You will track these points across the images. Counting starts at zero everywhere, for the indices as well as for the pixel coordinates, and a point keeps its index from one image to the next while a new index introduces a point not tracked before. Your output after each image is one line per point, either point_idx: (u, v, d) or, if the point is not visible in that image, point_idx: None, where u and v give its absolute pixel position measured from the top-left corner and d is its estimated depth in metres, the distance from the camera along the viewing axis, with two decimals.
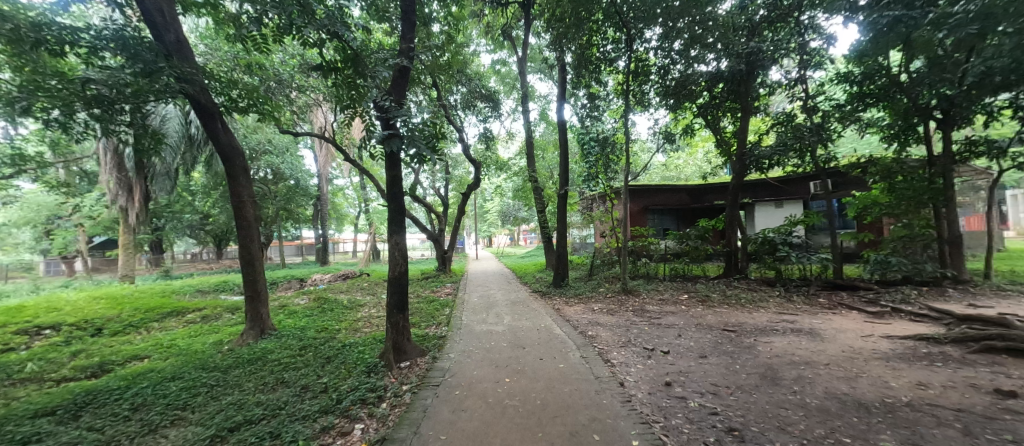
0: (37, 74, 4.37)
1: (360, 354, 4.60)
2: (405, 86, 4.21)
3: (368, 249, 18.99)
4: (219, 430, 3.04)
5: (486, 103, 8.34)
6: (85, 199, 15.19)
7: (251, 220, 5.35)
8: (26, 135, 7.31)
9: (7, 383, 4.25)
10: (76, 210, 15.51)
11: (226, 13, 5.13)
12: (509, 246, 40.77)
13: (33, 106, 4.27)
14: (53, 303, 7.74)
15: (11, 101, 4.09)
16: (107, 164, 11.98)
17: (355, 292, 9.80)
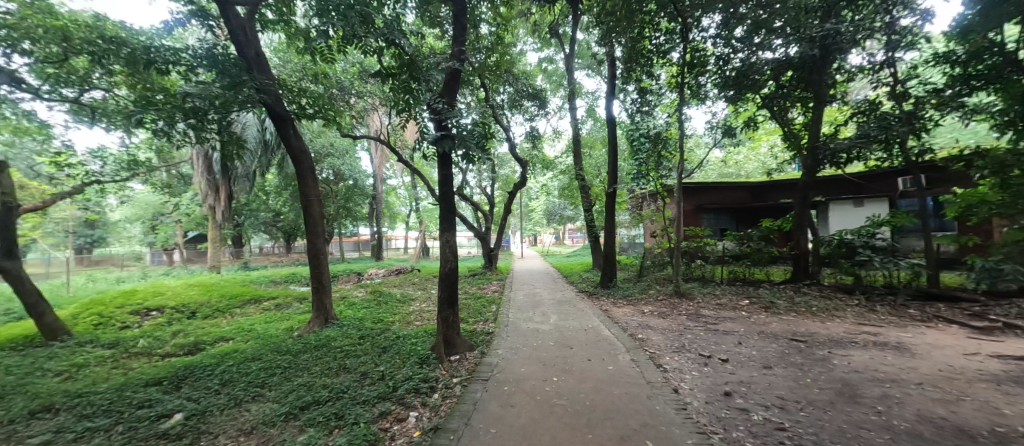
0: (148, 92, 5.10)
1: (413, 346, 4.83)
2: (456, 88, 4.31)
3: (418, 246, 19.87)
4: (291, 408, 3.34)
5: (533, 102, 8.33)
6: (182, 198, 17.44)
7: (318, 218, 5.79)
8: (138, 143, 8.52)
9: (125, 356, 5.00)
10: (175, 208, 17.85)
11: (297, 28, 5.59)
12: (554, 245, 40.51)
13: (144, 118, 4.95)
14: (159, 289, 8.98)
15: (128, 115, 4.77)
16: (199, 167, 13.58)
17: (408, 287, 10.30)
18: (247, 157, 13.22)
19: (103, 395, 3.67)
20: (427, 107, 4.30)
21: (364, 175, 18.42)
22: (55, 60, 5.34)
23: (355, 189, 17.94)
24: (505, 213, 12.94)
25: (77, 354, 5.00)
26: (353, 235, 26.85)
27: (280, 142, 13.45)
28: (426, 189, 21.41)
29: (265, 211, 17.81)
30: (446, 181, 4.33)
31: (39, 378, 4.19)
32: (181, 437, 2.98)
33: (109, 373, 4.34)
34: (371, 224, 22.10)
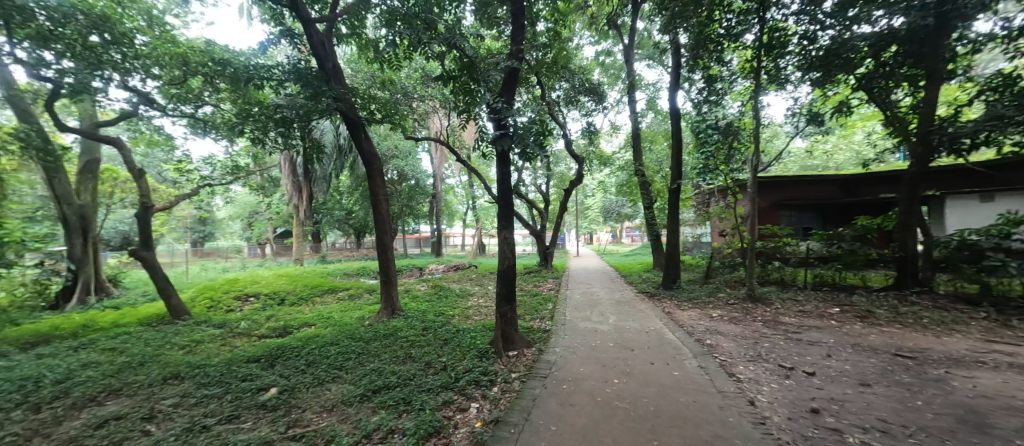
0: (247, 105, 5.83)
1: (473, 339, 4.98)
2: (515, 87, 4.37)
3: (475, 244, 20.46)
4: (365, 391, 3.63)
5: (590, 98, 8.16)
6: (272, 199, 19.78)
7: (386, 216, 6.20)
8: (239, 151, 9.79)
9: (231, 335, 5.79)
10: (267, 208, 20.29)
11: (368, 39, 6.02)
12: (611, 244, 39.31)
13: (245, 129, 5.67)
14: (256, 278, 10.29)
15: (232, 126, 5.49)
16: (286, 171, 15.52)
17: (466, 282, 10.67)
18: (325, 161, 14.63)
19: (215, 368, 4.29)
20: (488, 106, 4.39)
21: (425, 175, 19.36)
22: (179, 82, 6.34)
23: (417, 188, 18.96)
24: (560, 211, 12.85)
25: (196, 331, 5.90)
26: (415, 232, 28.40)
27: (352, 145, 14.65)
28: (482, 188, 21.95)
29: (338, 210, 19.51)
30: (507, 180, 4.43)
31: (169, 350, 5.01)
32: (276, 409, 3.37)
33: (220, 349, 5.06)
34: (431, 221, 23.20)
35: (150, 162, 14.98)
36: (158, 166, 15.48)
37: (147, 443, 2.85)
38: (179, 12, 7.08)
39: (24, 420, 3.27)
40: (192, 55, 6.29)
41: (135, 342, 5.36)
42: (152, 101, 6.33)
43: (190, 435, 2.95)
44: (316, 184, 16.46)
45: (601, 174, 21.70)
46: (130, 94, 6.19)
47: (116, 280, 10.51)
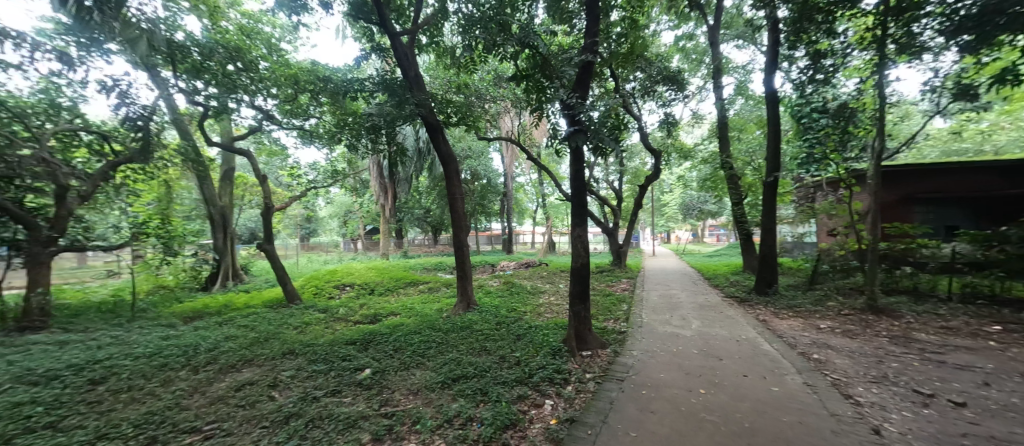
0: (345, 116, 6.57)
1: (545, 336, 5.00)
2: (589, 81, 4.28)
3: (545, 241, 20.51)
4: (445, 378, 3.85)
5: (669, 87, 7.66)
6: (363, 199, 22.07)
7: (462, 213, 6.50)
8: (338, 157, 11.07)
9: (332, 319, 6.59)
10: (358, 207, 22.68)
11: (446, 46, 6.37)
12: (690, 243, 36.43)
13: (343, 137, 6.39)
14: (351, 270, 11.55)
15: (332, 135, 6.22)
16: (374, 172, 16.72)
17: (537, 280, 10.76)
18: (408, 163, 15.86)
19: (322, 347, 4.91)
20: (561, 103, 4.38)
21: (495, 174, 19.82)
22: (293, 99, 7.36)
23: (489, 187, 19.59)
24: (634, 208, 12.30)
25: (306, 315, 6.83)
26: (486, 229, 29.43)
27: (430, 148, 15.61)
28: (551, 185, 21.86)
29: (418, 209, 21.05)
30: (580, 175, 4.36)
31: (286, 329, 5.86)
32: (370, 388, 3.75)
33: (324, 331, 5.79)
34: (501, 219, 23.69)
35: (269, 169, 17.69)
36: (274, 173, 18.20)
37: (273, 406, 3.37)
38: (291, 38, 8.19)
39: (188, 378, 4.09)
40: (302, 75, 7.26)
41: (261, 321, 6.38)
42: (272, 117, 7.44)
43: (304, 403, 3.42)
44: (398, 185, 17.93)
45: (680, 167, 20.19)
46: (256, 112, 7.34)
47: (246, 269, 12.62)
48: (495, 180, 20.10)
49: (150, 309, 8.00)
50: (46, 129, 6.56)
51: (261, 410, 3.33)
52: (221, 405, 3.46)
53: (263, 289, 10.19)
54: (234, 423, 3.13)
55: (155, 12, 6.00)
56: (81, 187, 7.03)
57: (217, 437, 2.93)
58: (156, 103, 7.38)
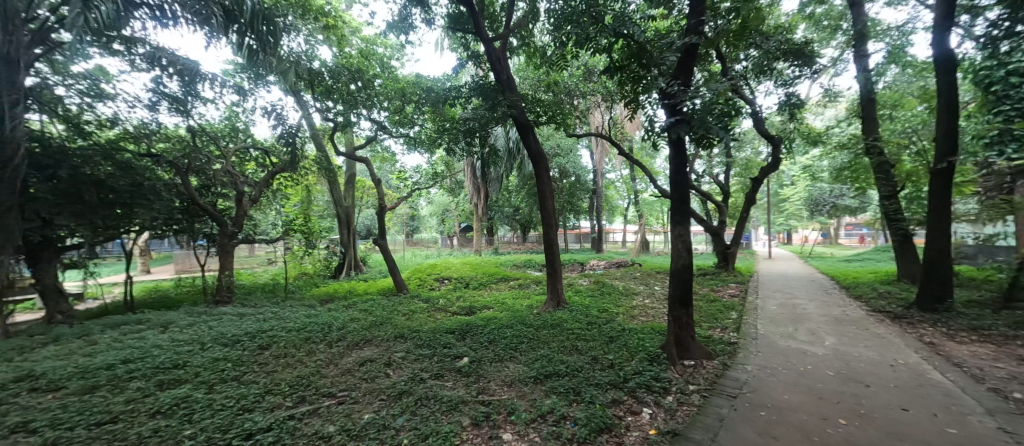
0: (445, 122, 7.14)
1: (641, 341, 4.75)
2: (693, 67, 3.96)
3: (637, 240, 19.47)
4: (538, 374, 3.91)
5: (794, 63, 6.59)
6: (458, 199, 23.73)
7: (552, 212, 6.55)
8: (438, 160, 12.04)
9: (434, 309, 7.22)
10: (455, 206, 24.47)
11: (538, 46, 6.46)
12: (819, 245, 30.61)
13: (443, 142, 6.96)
14: (448, 264, 12.47)
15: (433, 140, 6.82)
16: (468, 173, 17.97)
17: (630, 281, 10.27)
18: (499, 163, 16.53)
19: (426, 334, 5.42)
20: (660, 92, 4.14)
21: (585, 171, 19.64)
22: (401, 110, 8.25)
23: (577, 184, 19.31)
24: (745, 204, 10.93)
25: (412, 303, 7.62)
26: (574, 227, 29.12)
27: (520, 147, 16.02)
28: (644, 181, 20.59)
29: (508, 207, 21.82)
30: (682, 169, 4.03)
31: (397, 315, 6.62)
32: (468, 375, 4.00)
33: (428, 319, 6.39)
34: (590, 217, 23.27)
35: (383, 173, 20.14)
36: (385, 177, 20.68)
37: (388, 382, 3.83)
38: (399, 56, 9.14)
39: (325, 351, 4.89)
40: (408, 88, 8.08)
41: (377, 307, 7.31)
42: (385, 127, 8.42)
43: (413, 382, 3.81)
44: (489, 185, 18.79)
45: (806, 155, 17.15)
46: (373, 124, 8.39)
47: (365, 261, 14.58)
48: (584, 178, 19.76)
49: (296, 291, 9.80)
50: (230, 148, 8.46)
51: (379, 384, 3.80)
52: (349, 376, 4.06)
53: (378, 279, 11.67)
54: (359, 393, 3.63)
55: (299, 46, 7.26)
56: (251, 193, 8.90)
57: (347, 403, 3.44)
58: (300, 122, 8.96)
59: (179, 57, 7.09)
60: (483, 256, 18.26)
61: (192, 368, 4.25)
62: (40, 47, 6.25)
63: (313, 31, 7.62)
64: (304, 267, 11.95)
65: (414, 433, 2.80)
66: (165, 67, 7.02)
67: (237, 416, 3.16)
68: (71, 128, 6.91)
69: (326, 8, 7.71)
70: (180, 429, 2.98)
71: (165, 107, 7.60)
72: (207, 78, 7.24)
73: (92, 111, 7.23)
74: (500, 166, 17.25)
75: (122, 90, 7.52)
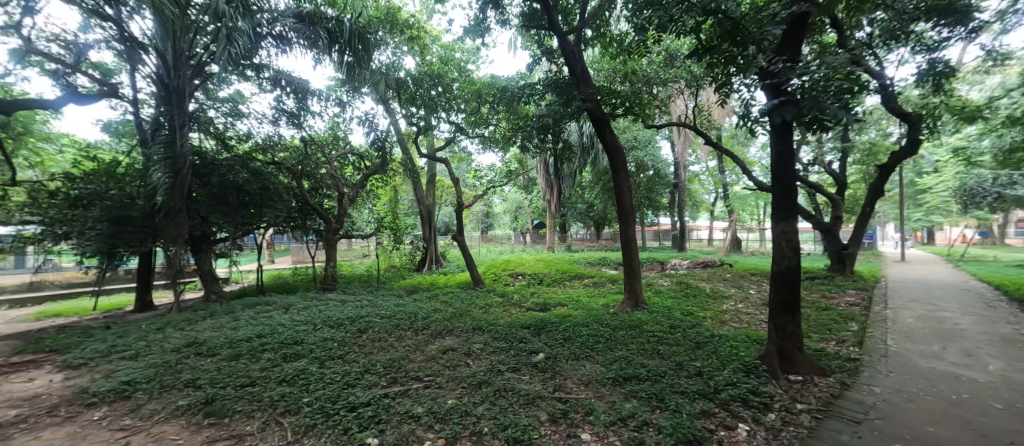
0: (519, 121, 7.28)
1: (734, 350, 4.32)
2: (802, 39, 3.48)
3: (726, 238, 17.72)
4: (617, 376, 3.77)
5: (945, 21, 5.35)
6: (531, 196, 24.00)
7: (629, 207, 6.38)
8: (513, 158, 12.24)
9: (510, 303, 7.44)
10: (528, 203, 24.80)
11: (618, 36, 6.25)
12: (975, 246, 24.52)
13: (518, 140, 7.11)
14: (522, 261, 12.66)
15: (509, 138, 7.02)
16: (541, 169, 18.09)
17: (719, 283, 9.39)
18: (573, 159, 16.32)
19: (502, 328, 5.58)
20: (760, 71, 3.69)
21: (664, 164, 18.44)
22: (478, 111, 8.59)
23: (656, 179, 18.22)
24: (877, 197, 9.31)
25: (488, 297, 7.95)
26: (652, 224, 27.50)
27: (593, 141, 15.62)
28: (734, 173, 18.58)
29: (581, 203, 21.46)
30: (788, 157, 3.54)
31: (475, 308, 6.94)
32: (544, 371, 4.02)
33: (503, 313, 6.59)
34: (670, 213, 21.72)
35: (460, 173, 21.20)
36: (462, 176, 21.77)
37: (469, 371, 4.02)
38: (476, 59, 9.49)
39: (412, 338, 5.32)
40: (484, 89, 8.39)
41: (457, 299, 7.75)
42: (462, 128, 8.83)
43: (491, 373, 3.95)
44: (562, 182, 18.61)
45: (957, 135, 13.80)
46: (451, 126, 8.86)
47: (445, 256, 15.50)
48: (663, 171, 18.57)
49: (387, 282, 10.84)
50: (333, 154, 9.60)
51: (460, 373, 4.01)
52: (433, 363, 4.35)
53: (456, 273, 12.36)
54: (442, 379, 3.87)
55: (387, 58, 7.93)
56: (349, 193, 10.04)
57: (432, 388, 3.70)
58: (388, 128, 9.84)
59: (294, 77, 8.26)
60: (556, 253, 18.17)
61: (308, 345, 4.95)
62: (199, 78, 7.77)
63: (399, 43, 8.27)
64: (393, 261, 13.18)
65: (494, 423, 2.90)
66: (283, 87, 8.23)
67: (342, 390, 3.59)
68: (219, 143, 8.51)
69: (411, 21, 8.30)
70: (300, 397, 3.49)
71: (284, 121, 8.93)
72: (315, 94, 8.32)
73: (233, 128, 8.80)
74: (573, 162, 16.97)
75: (253, 109, 9.03)
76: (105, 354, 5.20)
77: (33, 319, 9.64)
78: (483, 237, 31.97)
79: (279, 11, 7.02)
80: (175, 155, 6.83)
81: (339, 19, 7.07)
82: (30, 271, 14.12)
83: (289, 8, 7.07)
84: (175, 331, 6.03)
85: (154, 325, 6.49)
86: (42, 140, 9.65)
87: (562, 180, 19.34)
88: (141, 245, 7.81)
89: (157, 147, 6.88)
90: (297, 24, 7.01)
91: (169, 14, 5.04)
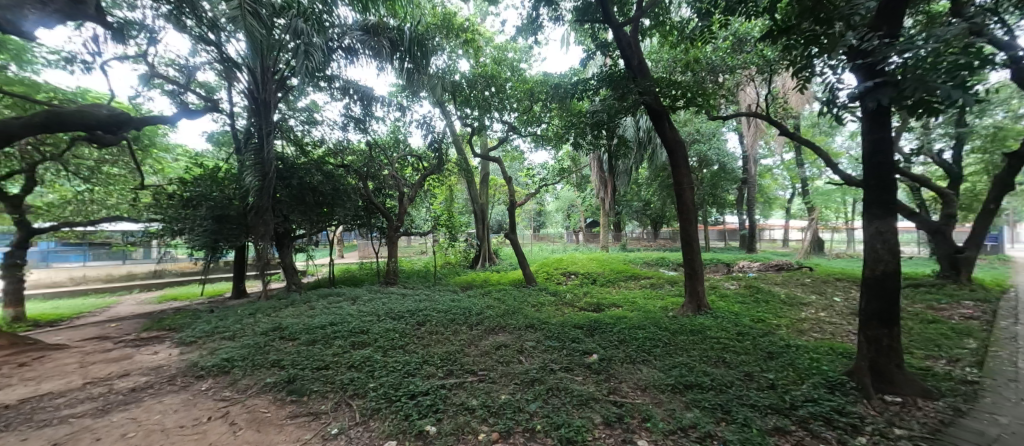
0: (572, 118, 7.23)
1: (814, 364, 3.89)
2: (902, 11, 3.04)
3: (805, 239, 15.97)
4: (676, 383, 3.58)
5: None
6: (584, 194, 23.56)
7: (690, 205, 6.14)
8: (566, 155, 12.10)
9: (563, 302, 7.41)
10: (581, 201, 24.39)
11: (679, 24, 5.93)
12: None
13: (572, 138, 7.07)
14: (574, 259, 12.48)
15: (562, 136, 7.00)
16: (594, 166, 17.70)
17: (795, 288, 8.51)
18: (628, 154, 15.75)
19: (555, 327, 5.56)
20: (849, 50, 3.25)
21: (730, 158, 17.09)
22: (530, 109, 8.64)
23: (721, 174, 16.94)
24: (1004, 191, 7.81)
25: (540, 295, 7.98)
26: (716, 223, 25.60)
27: (651, 136, 14.95)
28: (815, 166, 16.67)
29: (636, 201, 20.64)
30: (886, 147, 3.09)
31: (527, 306, 7.01)
32: (598, 373, 3.94)
33: (556, 312, 6.59)
34: (737, 211, 20.09)
35: (513, 172, 21.40)
36: (514, 174, 21.97)
37: (522, 368, 4.07)
38: (528, 57, 9.53)
39: (467, 333, 5.51)
40: (536, 87, 8.42)
41: (509, 296, 7.88)
42: (514, 127, 8.91)
43: (544, 372, 3.95)
44: (617, 179, 18.03)
45: None
46: (504, 125, 8.99)
47: (497, 254, 15.80)
48: (730, 165, 17.22)
49: (442, 278, 11.33)
50: (394, 156, 10.20)
51: (514, 369, 4.06)
52: (487, 357, 4.47)
53: (509, 271, 12.53)
54: (496, 374, 3.96)
55: (443, 62, 8.25)
56: (408, 193, 10.61)
57: (486, 382, 3.80)
58: (444, 130, 10.24)
59: (360, 86, 8.91)
60: (609, 252, 17.66)
61: (373, 335, 5.33)
62: (281, 92, 8.68)
63: (455, 47, 8.55)
64: (448, 257, 13.72)
65: (547, 421, 2.91)
66: (351, 96, 8.93)
67: (404, 378, 3.82)
68: (298, 149, 9.49)
69: (466, 25, 8.53)
70: (367, 382, 3.77)
71: (351, 127, 9.69)
72: (378, 100, 8.91)
73: (309, 135, 9.75)
74: (629, 159, 16.37)
75: (325, 117, 9.91)
76: (209, 334, 6.03)
77: (157, 302, 11.47)
78: (535, 236, 32.01)
79: (347, 26, 7.64)
80: (263, 160, 7.71)
81: (400, 29, 7.54)
82: (154, 261, 16.75)
83: (356, 21, 7.67)
84: (263, 316, 6.83)
85: (247, 310, 7.41)
86: (162, 150, 11.41)
87: (617, 177, 18.77)
88: (237, 240, 8.96)
89: (249, 154, 7.82)
90: (363, 36, 7.61)
91: (258, 35, 5.69)
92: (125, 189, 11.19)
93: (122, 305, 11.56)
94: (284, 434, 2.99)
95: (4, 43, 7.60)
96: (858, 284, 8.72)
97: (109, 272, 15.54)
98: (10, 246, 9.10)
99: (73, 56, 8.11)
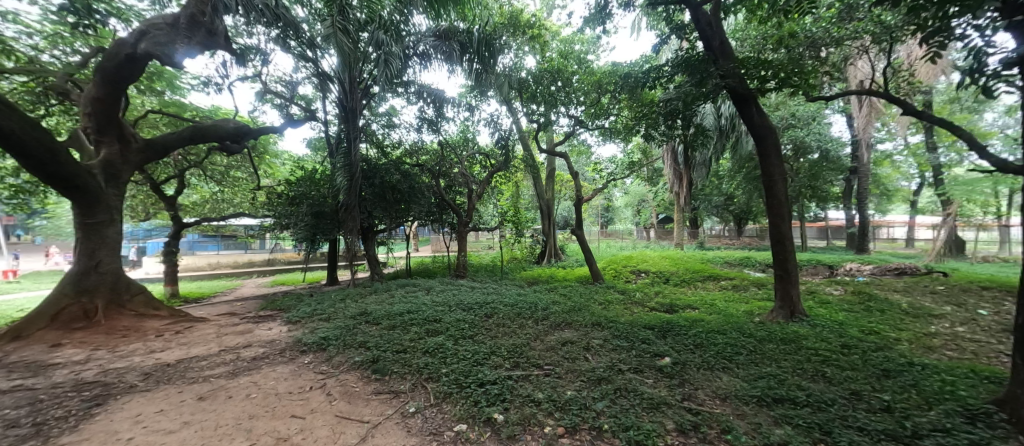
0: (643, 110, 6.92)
1: (949, 388, 3.23)
2: None
3: (943, 239, 13.09)
4: (763, 395, 3.25)
5: None
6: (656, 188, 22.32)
7: (783, 197, 5.50)
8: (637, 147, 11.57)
9: (633, 302, 7.11)
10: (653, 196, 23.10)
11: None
12: None
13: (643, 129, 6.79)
14: (645, 257, 11.88)
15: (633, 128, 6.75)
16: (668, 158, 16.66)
17: (922, 297, 7.12)
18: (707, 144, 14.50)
19: (623, 326, 5.38)
20: (1007, 6, 2.59)
21: (833, 143, 14.84)
22: (596, 102, 8.44)
23: (822, 163, 14.79)
24: None
25: (607, 293, 7.77)
26: (816, 219, 22.41)
27: (734, 123, 13.58)
28: (953, 150, 13.72)
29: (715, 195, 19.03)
30: None
31: (593, 303, 6.87)
32: (671, 377, 3.74)
33: (624, 311, 6.35)
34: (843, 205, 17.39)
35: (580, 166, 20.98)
36: (581, 168, 21.59)
37: (589, 366, 4.01)
38: (595, 48, 9.33)
39: (533, 327, 5.59)
40: (604, 78, 8.21)
41: (576, 293, 7.81)
42: (581, 121, 8.77)
43: (612, 371, 3.86)
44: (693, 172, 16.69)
45: None
46: (570, 119, 8.88)
47: (563, 250, 15.71)
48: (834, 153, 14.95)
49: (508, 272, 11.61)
50: (463, 155, 10.68)
51: (580, 366, 4.02)
52: (553, 353, 4.48)
53: (574, 267, 12.38)
54: (562, 370, 3.96)
55: (510, 60, 8.38)
56: (476, 190, 11.03)
57: (552, 376, 3.82)
58: (510, 127, 10.44)
59: (433, 90, 9.46)
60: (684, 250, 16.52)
61: (445, 324, 5.67)
62: (366, 99, 9.55)
63: (521, 45, 8.61)
64: (515, 252, 14.01)
65: (614, 421, 2.84)
66: (425, 99, 9.52)
67: (473, 367, 4.01)
68: (379, 151, 10.39)
69: (532, 21, 8.62)
70: (439, 367, 4.02)
71: (425, 129, 10.34)
72: (449, 101, 9.39)
73: (388, 138, 10.61)
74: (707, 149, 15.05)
75: (402, 121, 10.70)
76: (310, 315, 6.94)
77: (270, 286, 13.46)
78: (603, 231, 31.08)
79: (421, 33, 8.16)
80: (351, 162, 8.62)
81: (469, 31, 7.84)
82: (267, 251, 19.60)
83: (429, 28, 8.15)
84: (352, 301, 7.65)
85: (339, 295, 8.39)
86: (273, 156, 13.30)
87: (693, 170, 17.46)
88: (330, 234, 10.10)
89: (340, 157, 8.80)
90: (436, 42, 8.08)
91: (348, 50, 6.36)
92: (246, 190, 13.27)
93: (245, 287, 13.78)
94: (370, 408, 3.33)
95: (162, 73, 9.43)
96: (1015, 294, 7.00)
97: (236, 259, 18.62)
98: (168, 237, 11.36)
99: (208, 79, 9.82)
